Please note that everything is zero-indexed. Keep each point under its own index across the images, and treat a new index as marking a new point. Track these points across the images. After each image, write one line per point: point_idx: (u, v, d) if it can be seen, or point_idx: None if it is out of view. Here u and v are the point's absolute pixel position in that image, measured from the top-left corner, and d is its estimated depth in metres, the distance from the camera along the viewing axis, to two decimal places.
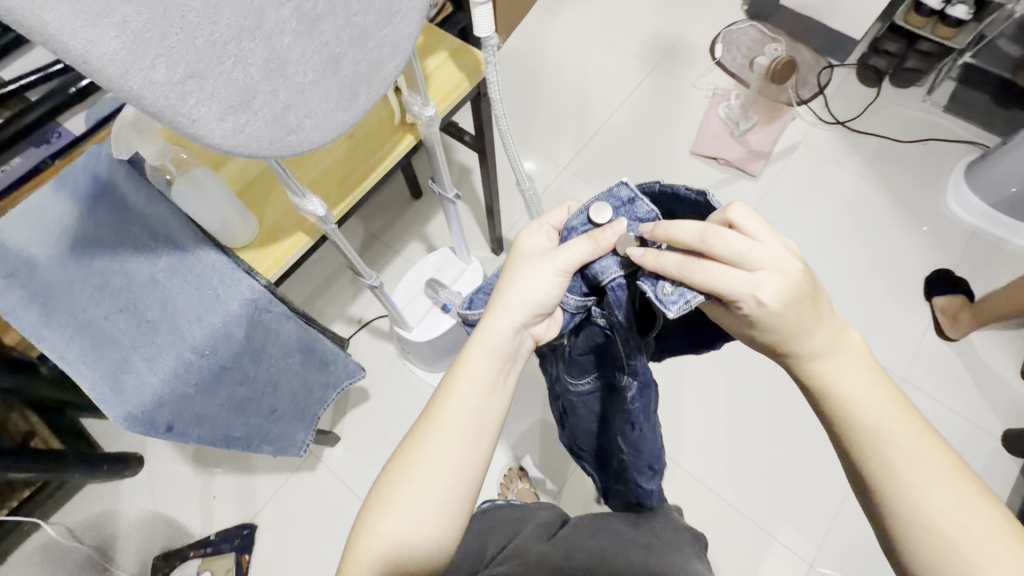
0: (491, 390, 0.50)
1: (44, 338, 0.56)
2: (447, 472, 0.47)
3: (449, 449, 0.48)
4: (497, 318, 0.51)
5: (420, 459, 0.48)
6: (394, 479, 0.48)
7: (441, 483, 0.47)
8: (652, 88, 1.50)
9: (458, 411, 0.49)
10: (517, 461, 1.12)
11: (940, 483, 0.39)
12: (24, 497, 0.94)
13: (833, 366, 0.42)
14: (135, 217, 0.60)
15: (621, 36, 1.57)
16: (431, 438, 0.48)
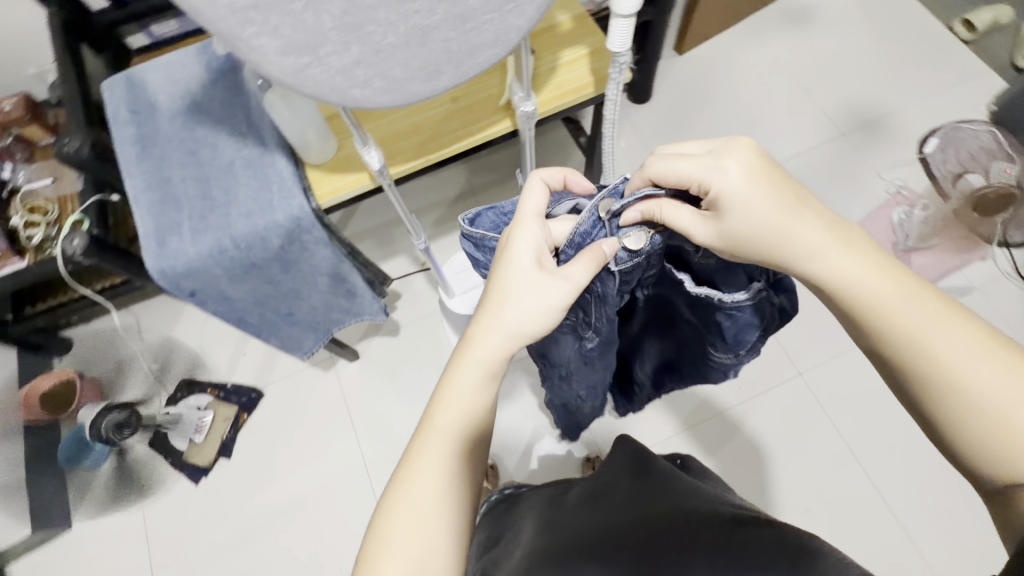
0: (480, 410, 0.47)
1: (131, 175, 0.64)
2: (440, 510, 0.43)
3: (443, 477, 0.45)
4: (480, 335, 0.48)
5: (414, 502, 0.43)
6: (386, 535, 0.43)
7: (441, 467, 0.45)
8: (826, 157, 1.30)
9: (447, 440, 0.46)
10: (495, 459, 1.11)
11: (982, 354, 0.38)
12: (112, 285, 1.13)
13: (844, 258, 0.42)
14: (240, 107, 0.66)
15: (820, 89, 1.37)
16: (420, 476, 0.44)
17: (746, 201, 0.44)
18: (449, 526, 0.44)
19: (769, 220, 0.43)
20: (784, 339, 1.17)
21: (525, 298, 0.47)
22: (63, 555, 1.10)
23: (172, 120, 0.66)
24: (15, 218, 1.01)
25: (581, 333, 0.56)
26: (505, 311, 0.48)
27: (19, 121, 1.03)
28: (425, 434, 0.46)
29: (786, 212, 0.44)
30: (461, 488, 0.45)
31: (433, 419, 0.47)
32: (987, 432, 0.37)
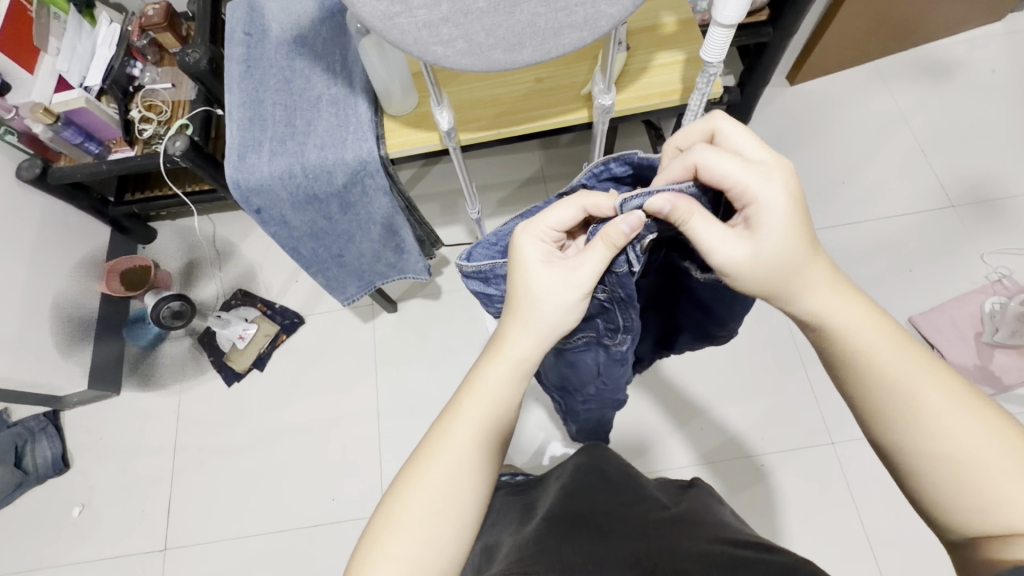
0: (500, 407, 0.50)
1: (231, 91, 0.70)
2: (452, 487, 0.46)
3: (463, 468, 0.47)
4: (512, 334, 0.51)
5: (433, 485, 0.46)
6: (396, 515, 0.45)
7: (464, 459, 0.47)
8: (924, 225, 1.20)
9: (469, 429, 0.48)
10: None
11: (964, 431, 0.41)
12: (196, 189, 1.24)
13: (829, 306, 0.46)
14: (339, 49, 0.71)
15: (939, 152, 1.26)
16: (437, 462, 0.47)
17: (773, 230, 0.45)
18: (461, 506, 0.46)
19: (779, 274, 0.46)
20: (826, 405, 1.10)
21: (563, 300, 0.49)
22: (107, 416, 1.23)
23: (278, 48, 0.71)
24: (133, 112, 1.13)
25: (609, 340, 0.56)
26: (530, 309, 0.50)
27: (157, 27, 1.13)
28: (447, 423, 0.49)
29: (806, 262, 0.46)
30: (478, 470, 0.47)
31: (452, 415, 0.49)
32: (966, 517, 0.40)
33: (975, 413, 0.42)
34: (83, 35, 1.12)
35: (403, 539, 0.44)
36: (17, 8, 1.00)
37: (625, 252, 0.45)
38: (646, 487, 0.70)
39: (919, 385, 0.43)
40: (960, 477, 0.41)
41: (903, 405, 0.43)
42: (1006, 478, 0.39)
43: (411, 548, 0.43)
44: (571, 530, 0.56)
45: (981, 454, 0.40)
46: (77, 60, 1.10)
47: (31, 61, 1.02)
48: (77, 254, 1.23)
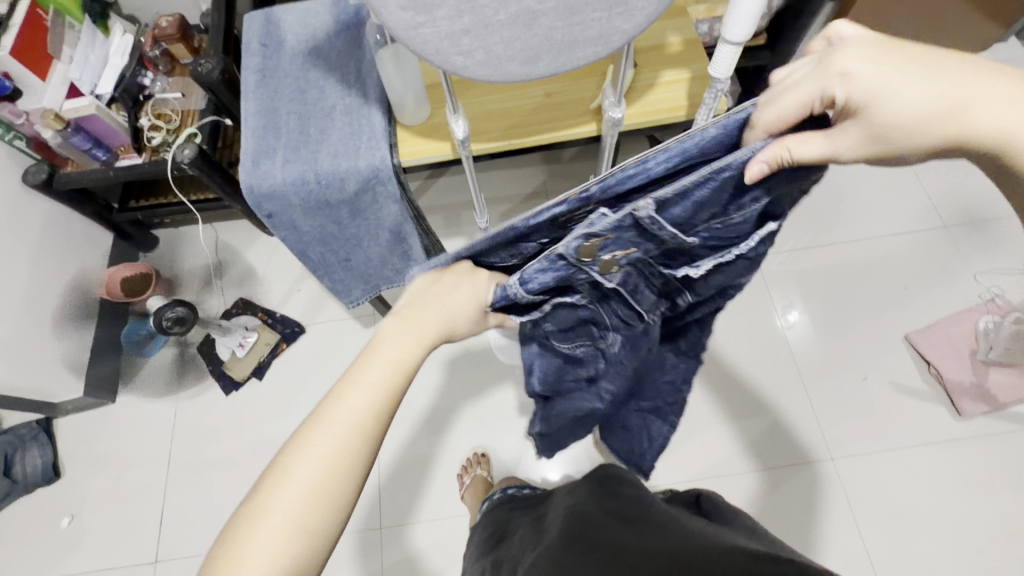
0: (401, 374, 0.43)
1: (246, 100, 0.71)
2: (328, 466, 0.39)
3: (344, 440, 0.40)
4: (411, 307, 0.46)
5: (306, 462, 0.39)
6: (265, 500, 0.38)
7: (348, 429, 0.40)
8: (918, 244, 1.22)
9: (358, 399, 0.41)
10: (484, 449, 1.14)
11: None
12: (202, 198, 1.25)
13: None
14: (354, 61, 0.73)
15: (931, 174, 1.29)
16: (316, 442, 0.40)
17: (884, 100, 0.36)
18: (325, 516, 0.39)
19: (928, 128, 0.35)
20: (825, 420, 1.10)
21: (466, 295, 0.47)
22: (101, 425, 1.21)
23: (293, 60, 0.73)
24: (143, 120, 1.15)
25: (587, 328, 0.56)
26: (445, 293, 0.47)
27: (170, 38, 1.15)
28: (336, 391, 0.42)
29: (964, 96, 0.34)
30: (361, 444, 0.41)
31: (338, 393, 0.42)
32: None
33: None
34: (96, 45, 1.14)
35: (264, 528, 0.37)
36: (34, 16, 1.01)
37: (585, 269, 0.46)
38: (665, 505, 0.68)
39: None
40: None
41: None
42: None
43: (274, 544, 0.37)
44: (586, 545, 0.55)
45: None
46: (90, 69, 1.12)
47: (45, 68, 1.03)
48: (78, 260, 1.22)
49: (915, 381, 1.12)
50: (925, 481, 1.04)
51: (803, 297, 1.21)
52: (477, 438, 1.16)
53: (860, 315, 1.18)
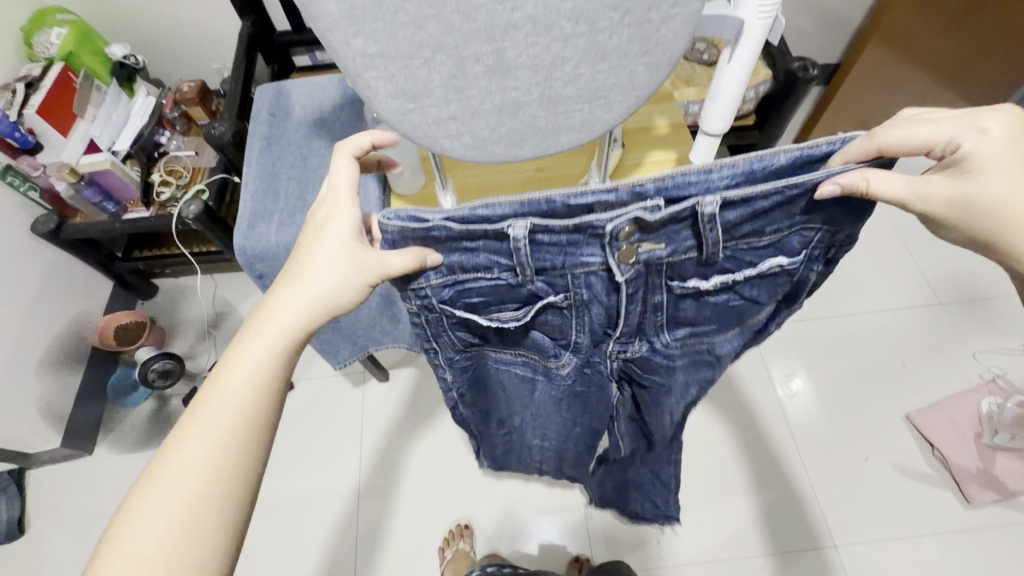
0: (269, 371, 0.44)
1: (249, 165, 0.74)
2: (207, 467, 0.40)
3: (219, 438, 0.40)
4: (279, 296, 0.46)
5: (176, 470, 0.39)
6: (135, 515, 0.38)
7: (220, 428, 0.41)
8: (914, 321, 1.22)
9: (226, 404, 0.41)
10: (468, 520, 1.09)
11: None
12: (204, 251, 1.27)
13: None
14: (355, 131, 0.77)
15: (924, 251, 1.30)
16: (184, 449, 0.40)
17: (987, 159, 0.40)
18: (208, 523, 0.39)
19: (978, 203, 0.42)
20: (826, 504, 1.05)
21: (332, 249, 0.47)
22: (75, 479, 1.17)
23: (298, 128, 0.77)
24: (155, 175, 1.20)
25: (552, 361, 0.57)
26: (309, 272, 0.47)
27: (189, 101, 1.22)
28: (202, 401, 0.41)
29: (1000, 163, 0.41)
30: (239, 440, 0.41)
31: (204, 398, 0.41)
32: None
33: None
34: (120, 105, 1.20)
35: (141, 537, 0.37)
36: (64, 79, 1.08)
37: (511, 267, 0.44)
38: None
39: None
40: None
41: None
42: None
43: (155, 545, 0.37)
44: None
45: None
46: (110, 127, 1.17)
47: (68, 125, 1.09)
48: (73, 309, 1.23)
49: (919, 464, 1.08)
50: (937, 574, 0.98)
51: (803, 371, 1.19)
52: (461, 509, 1.11)
53: (858, 391, 1.16)
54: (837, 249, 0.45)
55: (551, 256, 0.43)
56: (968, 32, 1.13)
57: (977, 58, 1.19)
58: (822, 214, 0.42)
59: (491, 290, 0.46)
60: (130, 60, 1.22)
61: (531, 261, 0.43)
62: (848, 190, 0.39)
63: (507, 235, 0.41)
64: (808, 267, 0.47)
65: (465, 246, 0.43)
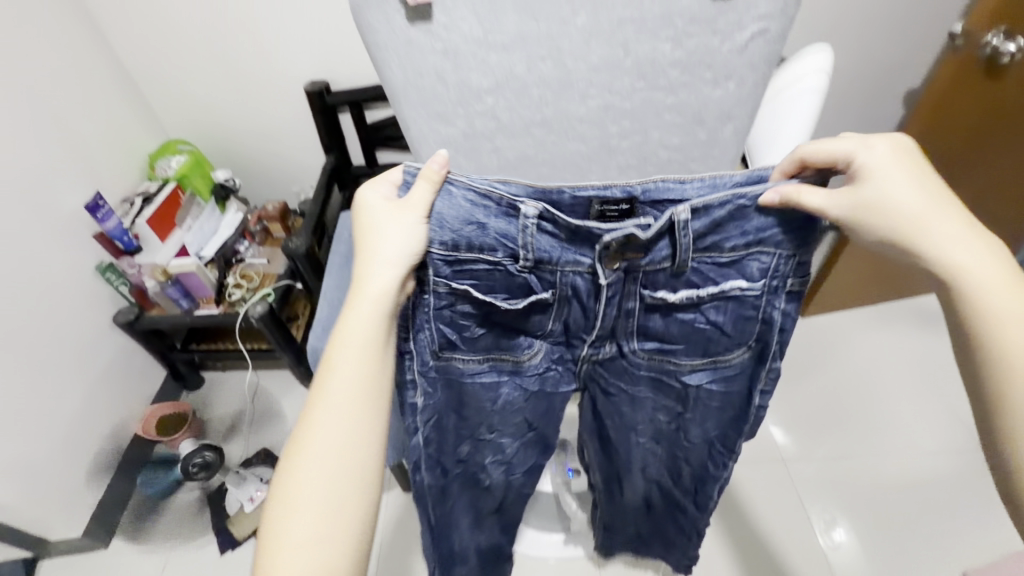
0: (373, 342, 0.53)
1: (329, 277, 0.86)
2: (349, 419, 0.50)
3: (352, 397, 0.51)
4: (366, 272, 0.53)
5: (326, 424, 0.50)
6: (296, 466, 0.49)
7: (351, 387, 0.51)
8: (954, 469, 1.19)
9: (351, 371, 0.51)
10: None
11: (984, 270, 0.47)
12: (258, 347, 1.37)
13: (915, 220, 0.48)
14: None
15: (956, 397, 1.31)
16: (321, 424, 0.50)
17: (881, 174, 0.49)
18: (360, 462, 0.50)
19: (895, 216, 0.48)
20: None
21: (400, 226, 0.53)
22: None
23: None
24: (229, 278, 1.33)
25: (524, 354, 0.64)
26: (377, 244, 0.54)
27: (272, 219, 1.41)
28: (325, 377, 0.52)
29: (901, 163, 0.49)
30: (367, 397, 0.51)
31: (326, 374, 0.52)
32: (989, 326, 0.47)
33: (983, 239, 0.48)
34: (211, 218, 1.38)
35: (310, 480, 0.48)
36: (174, 196, 1.28)
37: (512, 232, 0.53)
38: None
39: (958, 253, 0.48)
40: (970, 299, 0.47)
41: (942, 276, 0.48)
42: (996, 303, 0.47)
43: (322, 480, 0.48)
44: None
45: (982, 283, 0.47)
46: (201, 235, 1.34)
47: (167, 231, 1.27)
48: (128, 394, 1.31)
49: None
50: None
51: (842, 515, 1.14)
52: None
53: (903, 543, 1.10)
54: (793, 282, 0.55)
55: (551, 245, 0.54)
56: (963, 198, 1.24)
57: None
58: (771, 243, 0.53)
59: (501, 283, 0.56)
60: (230, 182, 1.43)
61: (529, 246, 0.53)
62: (785, 202, 0.50)
63: (517, 211, 0.52)
64: (772, 303, 0.56)
65: (477, 220, 0.53)
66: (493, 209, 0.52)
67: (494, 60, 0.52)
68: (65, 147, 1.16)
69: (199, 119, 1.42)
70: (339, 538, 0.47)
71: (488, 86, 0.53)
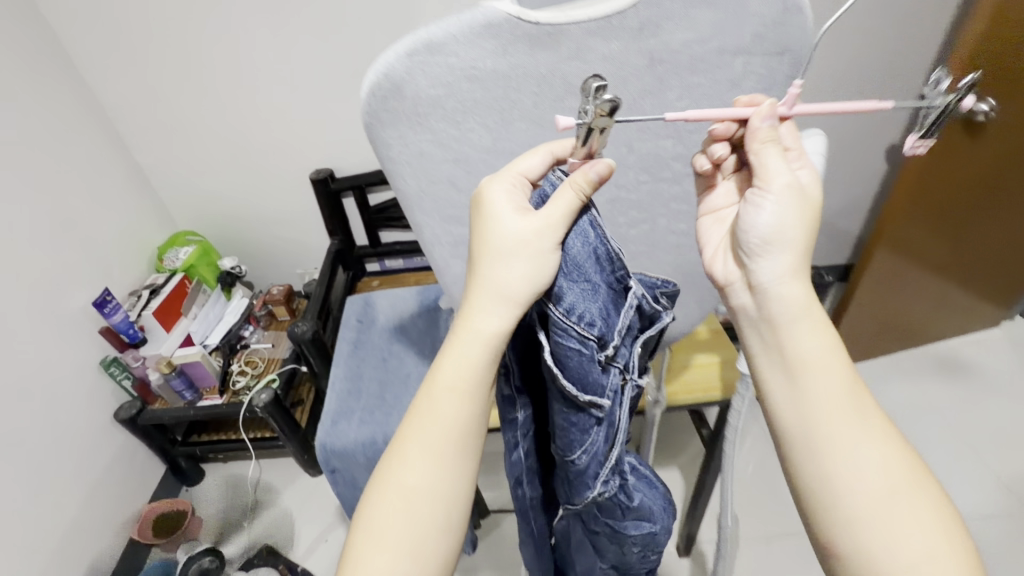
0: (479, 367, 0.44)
1: (337, 366, 0.84)
2: (442, 433, 0.43)
3: (447, 418, 0.43)
4: (479, 305, 0.44)
5: (420, 441, 0.43)
6: (383, 492, 0.43)
7: (449, 407, 0.44)
8: (999, 532, 1.14)
9: (449, 382, 0.44)
10: None
11: (861, 448, 0.40)
12: (262, 436, 1.33)
13: (799, 347, 0.42)
14: (431, 335, 0.88)
15: (987, 450, 1.27)
16: (410, 460, 0.43)
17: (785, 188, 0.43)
18: (447, 495, 0.43)
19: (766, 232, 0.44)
20: None
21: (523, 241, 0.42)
22: None
23: (382, 331, 0.89)
24: (234, 365, 1.33)
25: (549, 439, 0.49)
26: (499, 259, 0.43)
27: (277, 301, 1.41)
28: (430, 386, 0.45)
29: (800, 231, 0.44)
30: (461, 421, 0.44)
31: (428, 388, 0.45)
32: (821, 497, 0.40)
33: (876, 431, 0.40)
34: (218, 305, 1.39)
35: (398, 497, 0.42)
36: (181, 286, 1.30)
37: (618, 315, 0.44)
38: None
39: (840, 417, 0.41)
40: (837, 457, 0.40)
41: (823, 428, 0.41)
42: (858, 488, 0.39)
43: (403, 505, 0.42)
44: None
45: (854, 455, 0.40)
46: (206, 323, 1.34)
47: (173, 321, 1.27)
48: (125, 494, 1.26)
49: None
50: None
51: None
52: None
53: None
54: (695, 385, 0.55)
55: (630, 347, 0.46)
56: None
57: None
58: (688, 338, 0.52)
59: (574, 371, 0.41)
60: (237, 268, 1.45)
61: (603, 322, 0.43)
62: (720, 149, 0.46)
63: (624, 289, 0.44)
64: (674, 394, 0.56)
65: (592, 280, 0.42)
66: (606, 270, 0.43)
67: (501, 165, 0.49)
68: (78, 247, 1.19)
69: (209, 210, 1.46)
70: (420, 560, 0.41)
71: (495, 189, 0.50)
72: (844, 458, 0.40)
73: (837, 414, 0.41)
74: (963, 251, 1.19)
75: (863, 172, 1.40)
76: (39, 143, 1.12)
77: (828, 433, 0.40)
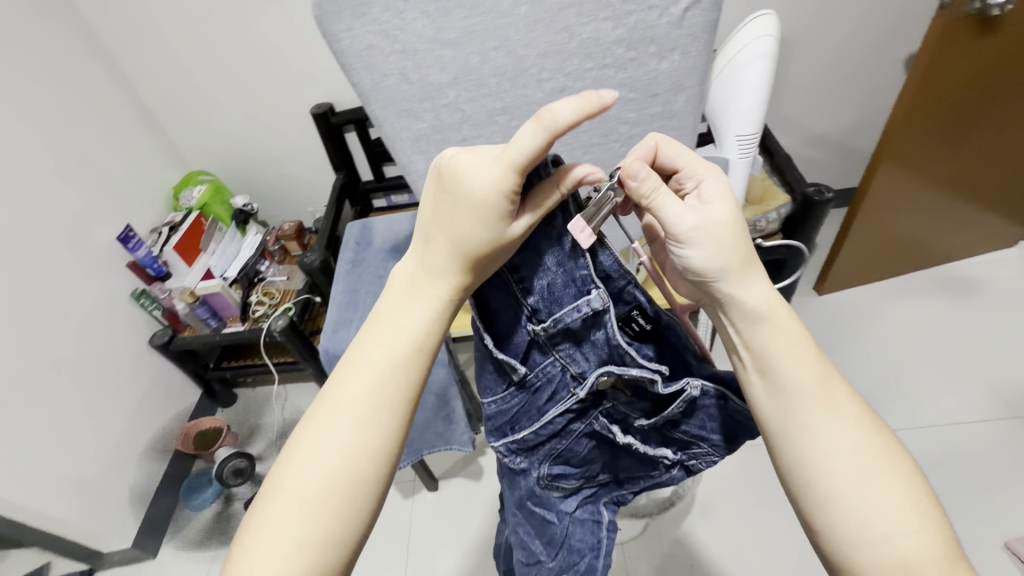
0: (423, 333, 0.44)
1: (338, 283, 0.90)
2: (372, 390, 0.42)
3: (383, 371, 0.43)
4: (433, 257, 0.44)
5: (353, 392, 0.42)
6: (307, 435, 0.41)
7: (385, 365, 0.43)
8: (988, 437, 1.16)
9: (391, 338, 0.44)
10: None
11: (833, 436, 0.41)
12: (284, 360, 1.44)
13: (768, 337, 0.43)
14: None
15: (986, 363, 1.28)
16: (334, 405, 0.42)
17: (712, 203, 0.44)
18: (377, 454, 0.41)
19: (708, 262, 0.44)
20: None
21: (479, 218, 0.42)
22: None
23: (378, 251, 0.94)
24: (252, 296, 1.41)
25: None
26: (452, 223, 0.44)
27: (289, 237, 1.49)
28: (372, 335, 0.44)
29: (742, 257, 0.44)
30: (393, 381, 0.43)
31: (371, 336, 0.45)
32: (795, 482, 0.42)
33: (849, 416, 0.42)
34: (234, 241, 1.46)
35: (320, 444, 0.41)
36: (197, 224, 1.36)
37: (562, 308, 0.46)
38: None
39: (814, 407, 0.42)
40: (807, 446, 0.41)
41: (794, 410, 0.42)
42: (835, 475, 0.40)
43: (328, 455, 0.40)
44: None
45: (821, 440, 0.41)
46: (224, 258, 1.41)
47: (193, 256, 1.35)
48: (168, 411, 1.40)
49: None
50: None
51: None
52: None
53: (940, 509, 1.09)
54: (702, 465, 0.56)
55: (591, 362, 0.49)
56: (972, 157, 1.20)
57: (991, 178, 1.28)
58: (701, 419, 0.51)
59: (505, 326, 0.48)
60: (248, 207, 1.49)
61: (550, 306, 0.46)
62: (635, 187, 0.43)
63: (584, 292, 0.45)
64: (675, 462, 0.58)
65: (557, 281, 0.45)
66: (573, 274, 0.44)
67: (449, 57, 0.56)
68: (97, 186, 1.26)
69: (219, 150, 1.51)
70: (340, 516, 0.40)
71: (444, 81, 0.57)
72: (813, 443, 0.41)
73: (808, 396, 0.42)
74: (961, 162, 1.21)
75: (878, 85, 1.34)
76: (44, 81, 1.15)
77: (799, 420, 0.42)
